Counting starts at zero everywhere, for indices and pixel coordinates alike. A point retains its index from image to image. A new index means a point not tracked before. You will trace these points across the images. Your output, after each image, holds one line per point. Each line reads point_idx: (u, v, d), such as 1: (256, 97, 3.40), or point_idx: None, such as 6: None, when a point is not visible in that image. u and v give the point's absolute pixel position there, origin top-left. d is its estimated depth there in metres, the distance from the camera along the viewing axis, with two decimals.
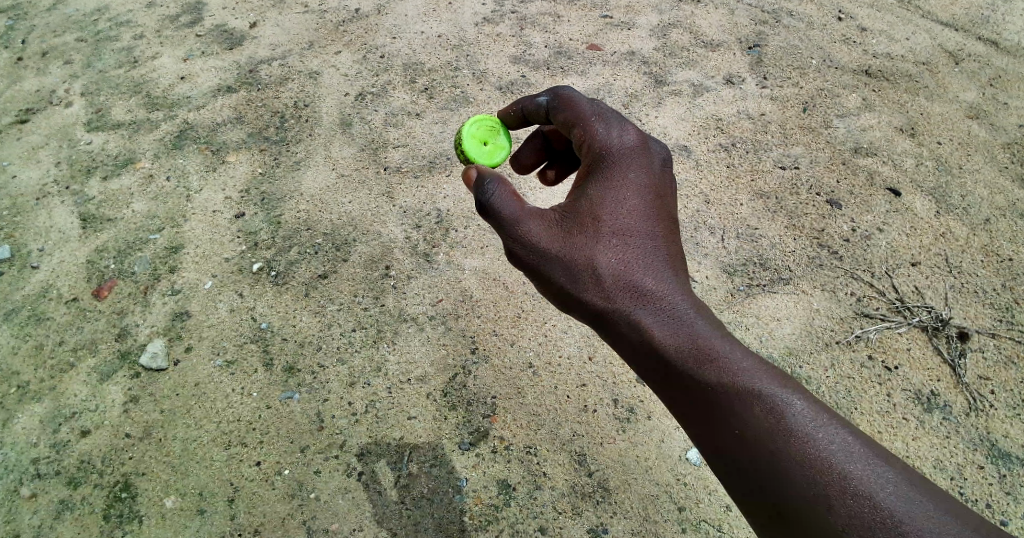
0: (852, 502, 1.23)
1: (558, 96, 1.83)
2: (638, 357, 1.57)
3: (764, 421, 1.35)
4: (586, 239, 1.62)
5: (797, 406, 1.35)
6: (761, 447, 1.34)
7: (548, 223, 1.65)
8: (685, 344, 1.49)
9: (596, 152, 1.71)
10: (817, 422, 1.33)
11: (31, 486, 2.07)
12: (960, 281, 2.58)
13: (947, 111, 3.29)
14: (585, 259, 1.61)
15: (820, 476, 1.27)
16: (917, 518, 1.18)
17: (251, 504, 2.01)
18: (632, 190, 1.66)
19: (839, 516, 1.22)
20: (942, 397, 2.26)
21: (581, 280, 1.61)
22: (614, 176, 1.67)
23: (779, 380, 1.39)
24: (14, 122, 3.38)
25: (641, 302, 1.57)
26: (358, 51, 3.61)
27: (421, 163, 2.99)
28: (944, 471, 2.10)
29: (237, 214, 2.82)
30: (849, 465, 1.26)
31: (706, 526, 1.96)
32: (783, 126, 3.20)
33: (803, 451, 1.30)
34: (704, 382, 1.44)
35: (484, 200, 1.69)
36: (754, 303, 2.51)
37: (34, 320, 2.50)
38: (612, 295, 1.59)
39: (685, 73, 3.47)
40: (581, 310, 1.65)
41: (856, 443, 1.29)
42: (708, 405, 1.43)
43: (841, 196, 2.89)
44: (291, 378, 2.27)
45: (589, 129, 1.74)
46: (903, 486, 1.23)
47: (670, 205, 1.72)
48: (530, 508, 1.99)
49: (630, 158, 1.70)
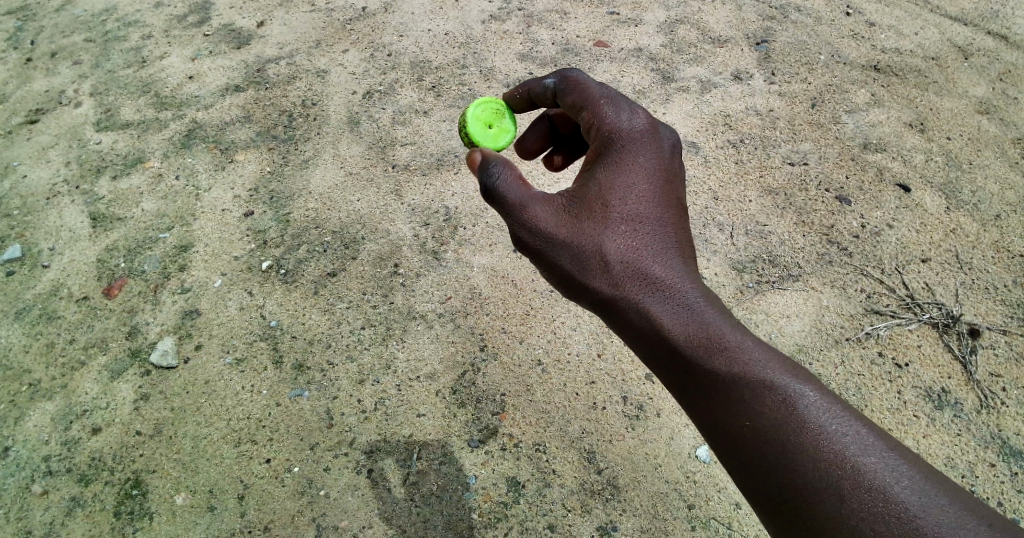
0: (865, 495, 1.22)
1: (565, 79, 1.83)
2: (645, 344, 1.57)
3: (776, 411, 1.36)
4: (595, 226, 1.62)
5: (809, 397, 1.36)
6: (771, 437, 1.34)
7: (556, 209, 1.65)
8: (695, 332, 1.50)
9: (605, 134, 1.71)
10: (829, 413, 1.33)
11: (43, 483, 2.09)
12: (971, 277, 2.57)
13: (957, 106, 3.26)
14: (593, 245, 1.61)
15: (832, 467, 1.27)
16: (931, 512, 1.18)
17: (262, 500, 2.02)
18: (642, 176, 1.66)
19: (850, 509, 1.22)
20: (953, 394, 2.25)
21: (588, 267, 1.61)
22: (624, 160, 1.67)
23: (791, 372, 1.41)
24: (25, 122, 3.41)
25: (651, 290, 1.57)
26: (365, 50, 3.61)
27: (429, 161, 2.99)
28: (955, 468, 2.09)
29: (247, 213, 2.83)
30: (861, 457, 1.26)
31: (715, 523, 1.95)
32: (792, 122, 3.19)
33: (815, 442, 1.30)
34: (714, 369, 1.44)
35: (491, 184, 1.70)
36: (763, 300, 2.50)
37: (45, 318, 2.52)
38: (621, 283, 1.59)
39: (692, 70, 3.46)
40: (587, 297, 1.65)
41: (869, 435, 1.30)
42: (717, 392, 1.43)
43: (850, 192, 2.87)
44: (300, 376, 2.28)
45: (598, 111, 1.73)
46: (917, 480, 1.22)
47: (680, 192, 1.72)
48: (539, 505, 1.99)
49: (640, 142, 1.69)
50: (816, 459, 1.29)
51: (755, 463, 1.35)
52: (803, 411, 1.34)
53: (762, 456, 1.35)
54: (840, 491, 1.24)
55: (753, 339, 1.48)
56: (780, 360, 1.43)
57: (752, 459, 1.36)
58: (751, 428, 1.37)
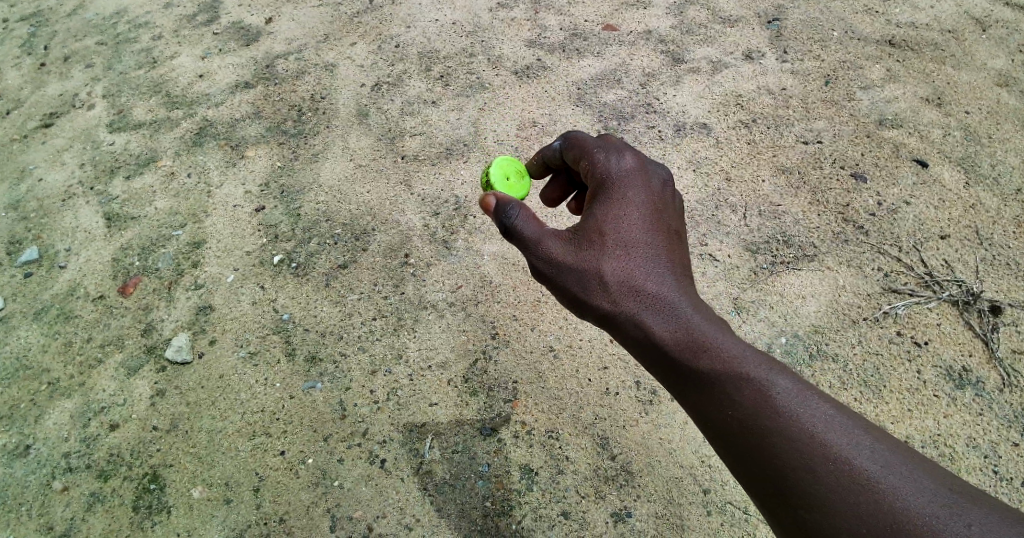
0: (834, 470, 1.21)
1: (568, 137, 1.81)
2: (646, 358, 1.53)
3: (755, 405, 1.32)
4: (591, 249, 1.57)
5: (803, 403, 1.29)
6: (756, 431, 1.30)
7: (562, 239, 1.60)
8: (691, 345, 1.43)
9: (597, 177, 1.67)
10: (804, 399, 1.30)
11: (63, 479, 2.11)
12: (992, 253, 2.50)
13: (975, 79, 3.18)
14: (590, 268, 1.56)
15: (807, 449, 1.24)
16: (891, 478, 1.17)
17: (277, 492, 2.03)
18: (632, 204, 1.60)
19: (829, 489, 1.20)
20: (974, 372, 2.20)
21: (590, 290, 1.56)
22: (616, 194, 1.61)
23: (791, 385, 1.32)
24: (39, 126, 3.44)
25: (651, 310, 1.50)
26: (373, 42, 3.60)
27: (438, 151, 2.98)
28: (977, 449, 2.04)
29: (258, 208, 2.83)
30: (831, 436, 1.24)
31: (732, 508, 1.93)
32: (805, 100, 3.12)
33: (790, 428, 1.27)
34: (703, 374, 1.40)
35: (507, 224, 1.66)
36: (779, 281, 2.46)
37: (63, 318, 2.54)
38: (622, 305, 1.53)
39: (703, 50, 3.40)
40: (590, 315, 1.60)
41: (836, 415, 1.27)
42: (724, 414, 1.36)
43: (867, 169, 2.81)
44: (313, 368, 2.28)
45: (590, 156, 1.70)
46: (878, 452, 1.21)
47: (674, 216, 1.65)
48: (553, 492, 1.97)
49: (632, 177, 1.64)
50: (793, 444, 1.26)
51: (762, 474, 1.29)
52: (784, 403, 1.30)
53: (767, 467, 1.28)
54: (813, 469, 1.22)
55: (747, 346, 1.42)
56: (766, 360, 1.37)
57: (761, 474, 1.29)
58: (745, 431, 1.32)
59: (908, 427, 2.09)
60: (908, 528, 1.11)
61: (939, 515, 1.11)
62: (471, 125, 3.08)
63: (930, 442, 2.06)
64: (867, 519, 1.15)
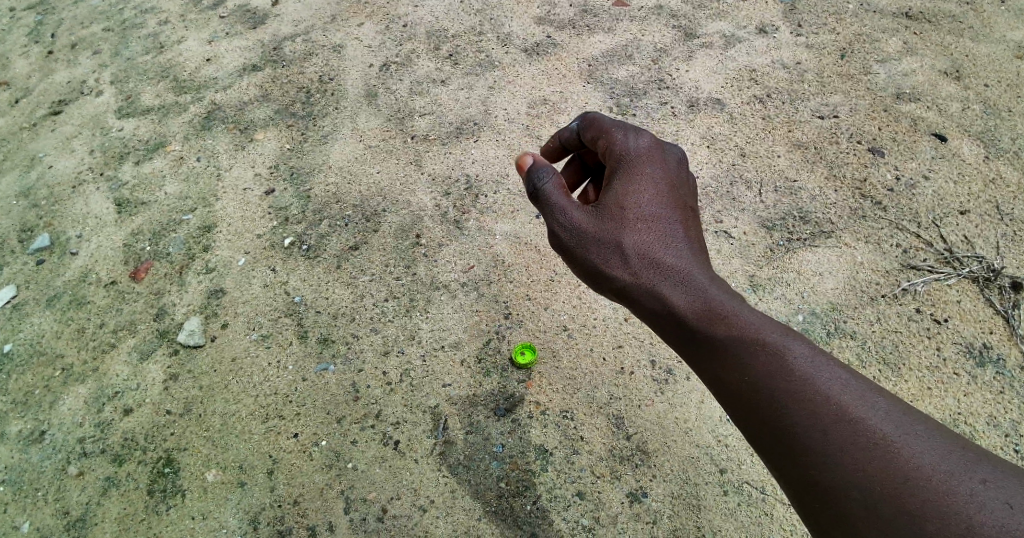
0: (848, 431, 1.16)
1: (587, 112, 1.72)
2: (662, 330, 1.47)
3: (779, 375, 1.26)
4: (608, 221, 1.51)
5: (828, 376, 1.23)
6: (774, 397, 1.25)
7: (583, 210, 1.54)
8: (711, 315, 1.38)
9: (615, 152, 1.60)
10: (822, 365, 1.25)
11: (79, 464, 2.12)
12: (1013, 229, 2.44)
13: (994, 51, 3.10)
14: (607, 238, 1.51)
15: (821, 411, 1.20)
16: (908, 437, 1.13)
17: (291, 474, 2.02)
18: (648, 177, 1.55)
19: (850, 460, 1.14)
20: (994, 350, 2.15)
21: (608, 261, 1.50)
22: (633, 170, 1.56)
23: (818, 359, 1.26)
24: (48, 114, 3.42)
25: (670, 280, 1.45)
26: (380, 22, 3.56)
27: (447, 131, 2.94)
28: (998, 427, 1.99)
29: (268, 190, 2.81)
30: (849, 399, 1.20)
31: (749, 487, 1.90)
32: (821, 74, 3.06)
33: (803, 389, 1.23)
34: (718, 341, 1.35)
35: (535, 185, 1.56)
36: (796, 258, 2.40)
37: (75, 305, 2.54)
38: (641, 276, 1.47)
39: (716, 25, 3.34)
40: (605, 288, 1.55)
41: (852, 378, 1.23)
42: (746, 386, 1.30)
43: (885, 143, 2.75)
44: (326, 350, 2.27)
45: (608, 135, 1.61)
46: (893, 412, 1.17)
47: (688, 194, 1.60)
48: (567, 472, 1.95)
49: (649, 154, 1.57)
50: (809, 407, 1.21)
51: (783, 448, 1.24)
52: (801, 368, 1.25)
53: (788, 440, 1.23)
54: (826, 432, 1.18)
55: (768, 319, 1.35)
56: (786, 330, 1.32)
57: (783, 448, 1.24)
58: (764, 398, 1.27)
59: (928, 405, 2.04)
60: (921, 488, 1.07)
61: (953, 470, 1.08)
62: (480, 103, 3.04)
63: (951, 420, 2.01)
64: (887, 488, 1.10)
